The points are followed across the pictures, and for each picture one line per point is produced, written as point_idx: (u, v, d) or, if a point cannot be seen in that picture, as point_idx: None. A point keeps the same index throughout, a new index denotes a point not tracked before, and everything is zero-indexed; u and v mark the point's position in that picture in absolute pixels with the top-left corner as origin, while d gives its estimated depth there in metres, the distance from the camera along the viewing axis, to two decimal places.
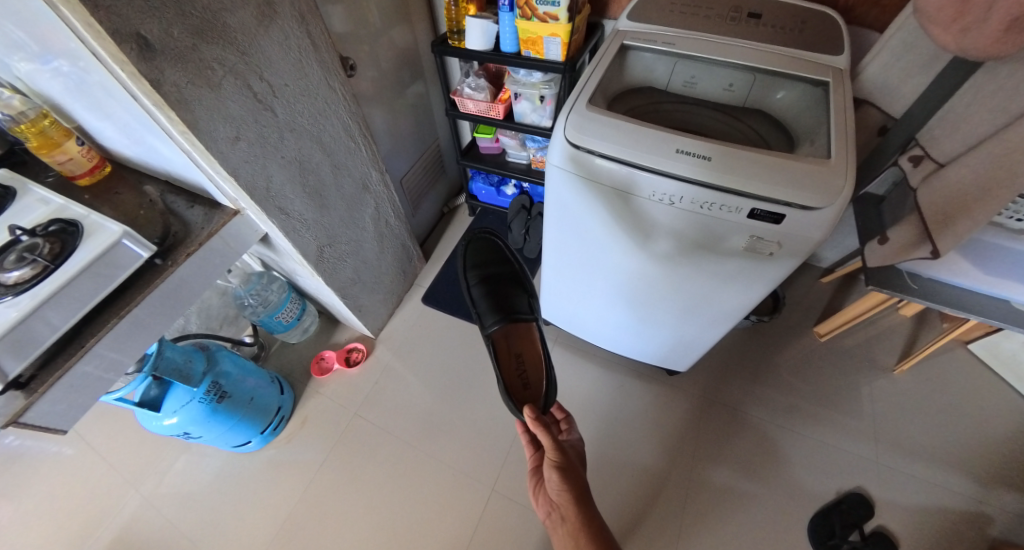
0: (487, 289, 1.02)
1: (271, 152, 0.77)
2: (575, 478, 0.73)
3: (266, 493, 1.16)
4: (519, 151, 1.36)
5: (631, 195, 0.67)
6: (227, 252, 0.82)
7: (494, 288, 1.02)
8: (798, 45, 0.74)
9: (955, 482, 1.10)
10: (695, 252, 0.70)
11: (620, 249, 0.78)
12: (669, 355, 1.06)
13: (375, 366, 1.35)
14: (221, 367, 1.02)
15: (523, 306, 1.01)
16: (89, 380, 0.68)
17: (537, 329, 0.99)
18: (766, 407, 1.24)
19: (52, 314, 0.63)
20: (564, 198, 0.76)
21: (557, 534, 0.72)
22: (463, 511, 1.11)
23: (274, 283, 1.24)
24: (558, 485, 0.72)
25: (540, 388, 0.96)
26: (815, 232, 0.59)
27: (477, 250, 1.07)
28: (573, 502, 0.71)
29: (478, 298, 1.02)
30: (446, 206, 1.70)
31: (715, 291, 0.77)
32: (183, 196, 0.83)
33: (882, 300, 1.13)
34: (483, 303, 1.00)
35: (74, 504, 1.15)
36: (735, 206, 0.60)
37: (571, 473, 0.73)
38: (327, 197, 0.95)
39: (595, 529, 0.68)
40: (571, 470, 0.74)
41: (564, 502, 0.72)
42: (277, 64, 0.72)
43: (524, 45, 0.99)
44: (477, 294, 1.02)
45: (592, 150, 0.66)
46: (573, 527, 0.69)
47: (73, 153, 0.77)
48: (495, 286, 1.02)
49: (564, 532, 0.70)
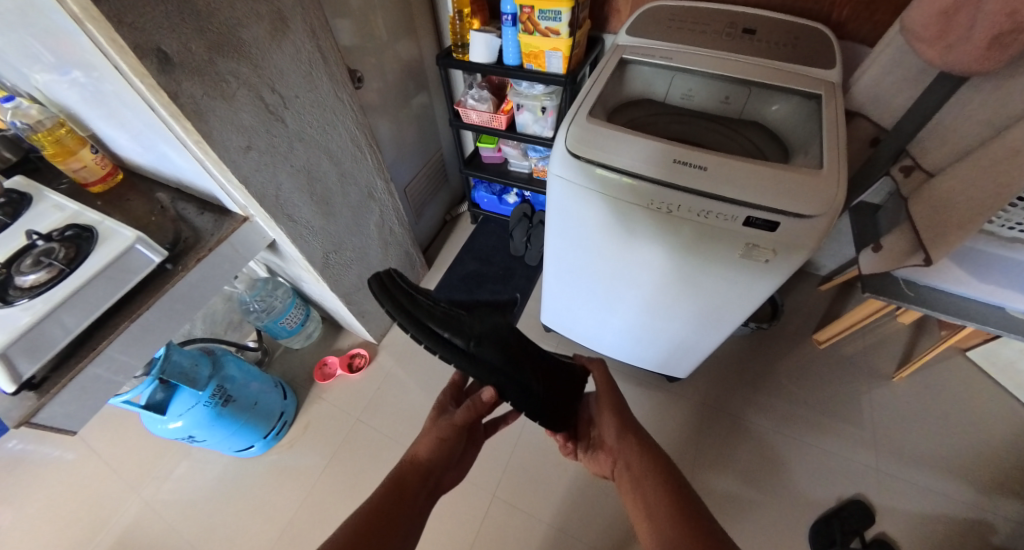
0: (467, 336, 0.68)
1: (280, 161, 0.80)
2: (631, 419, 0.73)
3: (268, 498, 1.16)
4: (520, 161, 1.38)
5: (631, 204, 0.68)
6: (235, 257, 0.84)
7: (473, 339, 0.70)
8: (792, 60, 0.77)
9: (955, 489, 1.10)
10: (695, 260, 0.72)
11: (621, 256, 0.79)
12: (667, 361, 1.08)
13: (378, 373, 1.36)
14: (227, 371, 1.04)
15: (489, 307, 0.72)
16: (99, 383, 0.69)
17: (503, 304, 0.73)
18: (767, 415, 1.24)
19: (65, 316, 0.64)
20: (565, 205, 0.77)
21: (621, 485, 0.67)
22: (465, 517, 1.11)
23: (279, 288, 1.25)
24: (615, 430, 0.72)
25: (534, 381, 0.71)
26: (808, 240, 0.61)
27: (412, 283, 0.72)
28: (633, 444, 0.68)
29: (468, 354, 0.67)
30: (449, 214, 1.73)
31: (715, 298, 0.78)
32: (192, 203, 0.85)
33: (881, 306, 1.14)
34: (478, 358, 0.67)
35: (75, 509, 1.16)
36: (731, 214, 0.62)
37: (625, 413, 0.74)
38: (334, 204, 0.97)
39: (658, 462, 0.65)
40: (625, 413, 0.74)
41: (625, 455, 0.68)
42: (288, 77, 0.75)
43: (526, 58, 1.02)
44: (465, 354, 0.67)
45: (591, 159, 0.68)
46: (635, 469, 0.65)
47: (87, 161, 0.80)
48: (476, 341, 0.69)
49: (627, 478, 0.65)
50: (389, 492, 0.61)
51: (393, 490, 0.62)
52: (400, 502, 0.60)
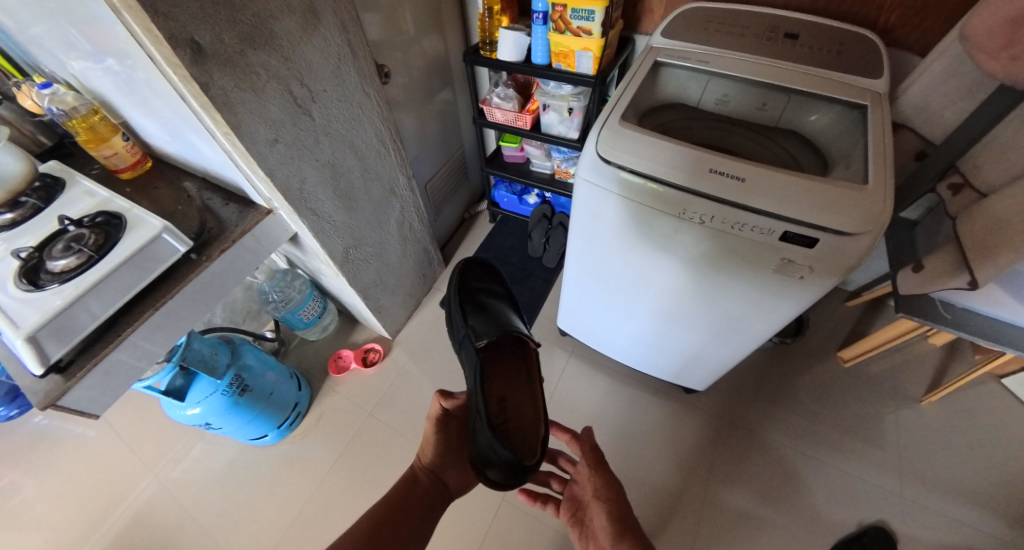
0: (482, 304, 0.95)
1: (306, 155, 0.79)
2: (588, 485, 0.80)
3: (280, 488, 1.17)
4: (543, 161, 1.36)
5: (660, 212, 0.66)
6: (258, 249, 0.84)
7: (485, 275, 1.02)
8: (836, 67, 0.73)
9: (983, 521, 1.06)
10: (724, 273, 0.69)
11: (645, 263, 0.77)
12: (685, 372, 1.05)
13: (391, 368, 1.36)
14: (245, 360, 1.05)
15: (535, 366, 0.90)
16: (122, 367, 0.69)
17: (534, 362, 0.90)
18: (785, 432, 1.21)
19: (93, 302, 0.65)
20: (591, 209, 0.75)
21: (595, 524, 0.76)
22: (473, 518, 1.11)
23: (297, 280, 1.26)
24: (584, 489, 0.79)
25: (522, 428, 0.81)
26: (848, 258, 0.58)
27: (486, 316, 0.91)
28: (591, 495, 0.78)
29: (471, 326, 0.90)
30: (467, 212, 1.71)
31: (743, 313, 0.76)
32: (218, 194, 0.85)
33: (914, 327, 1.09)
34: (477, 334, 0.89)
35: (93, 486, 1.19)
36: (768, 227, 0.60)
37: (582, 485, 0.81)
38: (356, 200, 0.96)
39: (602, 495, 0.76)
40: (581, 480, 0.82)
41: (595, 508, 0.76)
42: (317, 70, 0.74)
43: (555, 58, 1.00)
44: (470, 322, 0.90)
45: (622, 165, 0.66)
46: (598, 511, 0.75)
47: (119, 148, 0.81)
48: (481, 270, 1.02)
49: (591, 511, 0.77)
50: (401, 490, 0.75)
51: (409, 484, 0.76)
52: (408, 495, 0.75)
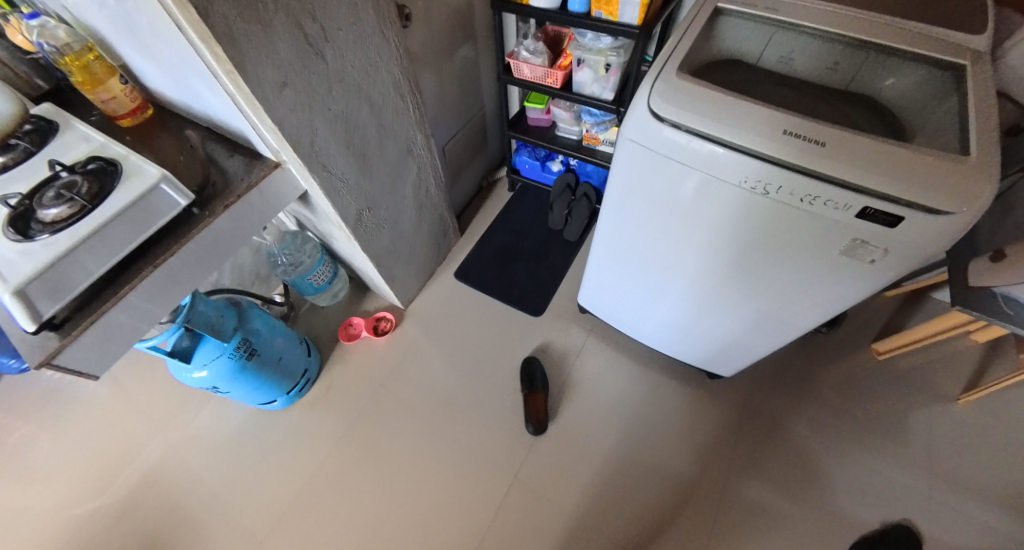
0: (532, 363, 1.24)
1: (318, 103, 0.71)
2: None
3: (290, 454, 1.16)
4: (570, 125, 1.27)
5: (718, 181, 0.57)
6: (264, 208, 0.78)
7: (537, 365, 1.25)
8: (932, 18, 0.63)
9: (1014, 529, 1.01)
10: (782, 254, 0.61)
11: (687, 238, 0.69)
12: (713, 356, 0.99)
13: (403, 340, 1.32)
14: (252, 325, 1.01)
15: (535, 373, 1.21)
16: (123, 329, 0.65)
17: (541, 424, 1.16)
18: (811, 424, 1.16)
19: (86, 257, 0.60)
20: (635, 174, 0.66)
21: None
22: (484, 495, 1.09)
23: (307, 243, 1.20)
24: None
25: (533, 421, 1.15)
26: (935, 240, 0.50)
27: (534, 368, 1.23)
28: None
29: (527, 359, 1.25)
30: (485, 180, 1.63)
31: (794, 299, 0.69)
32: (223, 145, 0.78)
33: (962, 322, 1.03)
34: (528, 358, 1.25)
35: (106, 444, 1.18)
36: (845, 202, 0.51)
37: None
38: (371, 159, 0.89)
39: None
40: None
41: None
42: (332, 6, 0.66)
43: (596, 5, 0.89)
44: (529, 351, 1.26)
45: (675, 124, 0.56)
46: None
47: (117, 92, 0.74)
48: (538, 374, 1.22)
49: None
50: None
51: None
52: None
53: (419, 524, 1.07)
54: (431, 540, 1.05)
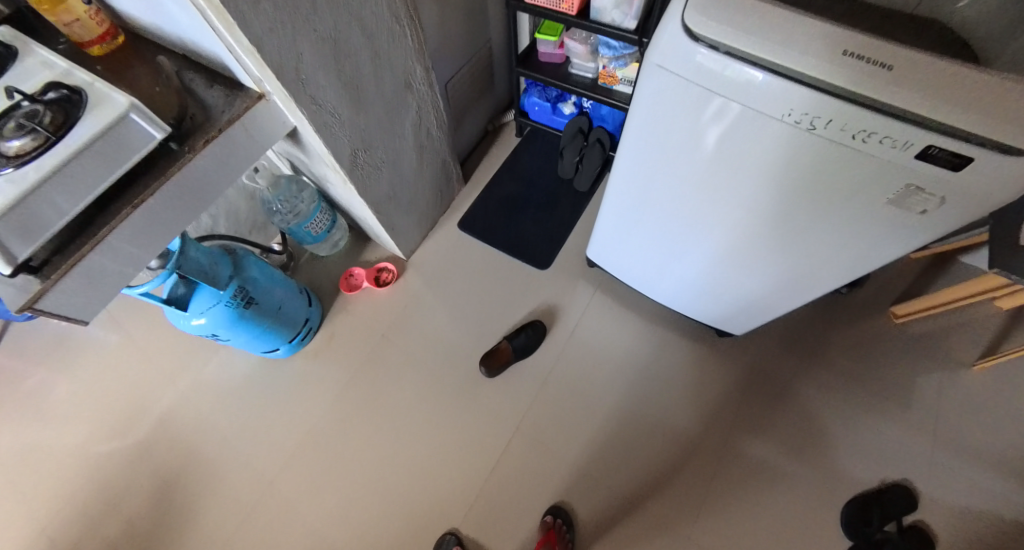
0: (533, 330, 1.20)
1: (301, 23, 0.61)
2: None
3: (295, 402, 1.17)
4: (585, 62, 1.16)
5: (756, 113, 0.49)
6: (250, 144, 0.72)
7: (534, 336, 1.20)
8: None
9: (1015, 492, 1.00)
10: (820, 200, 0.55)
11: (715, 181, 0.63)
12: (732, 309, 0.96)
13: (405, 292, 1.29)
14: (249, 273, 0.97)
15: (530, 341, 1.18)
16: (107, 273, 0.62)
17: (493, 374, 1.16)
18: (820, 385, 1.14)
19: (57, 196, 0.54)
20: (662, 105, 0.58)
21: None
22: (487, 445, 1.10)
23: (304, 191, 1.14)
24: None
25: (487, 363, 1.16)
26: (1006, 186, 0.43)
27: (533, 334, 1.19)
28: None
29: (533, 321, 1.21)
30: (491, 124, 1.53)
31: (827, 251, 0.63)
32: (201, 74, 0.71)
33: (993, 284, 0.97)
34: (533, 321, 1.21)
35: (117, 389, 1.20)
36: (905, 140, 0.43)
37: None
38: (365, 92, 0.81)
39: None
40: None
41: None
42: None
43: None
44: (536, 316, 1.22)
45: (711, 44, 0.48)
46: None
47: (81, 15, 0.64)
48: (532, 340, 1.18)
49: None
50: None
51: None
52: None
53: (423, 471, 1.09)
54: (434, 486, 1.07)
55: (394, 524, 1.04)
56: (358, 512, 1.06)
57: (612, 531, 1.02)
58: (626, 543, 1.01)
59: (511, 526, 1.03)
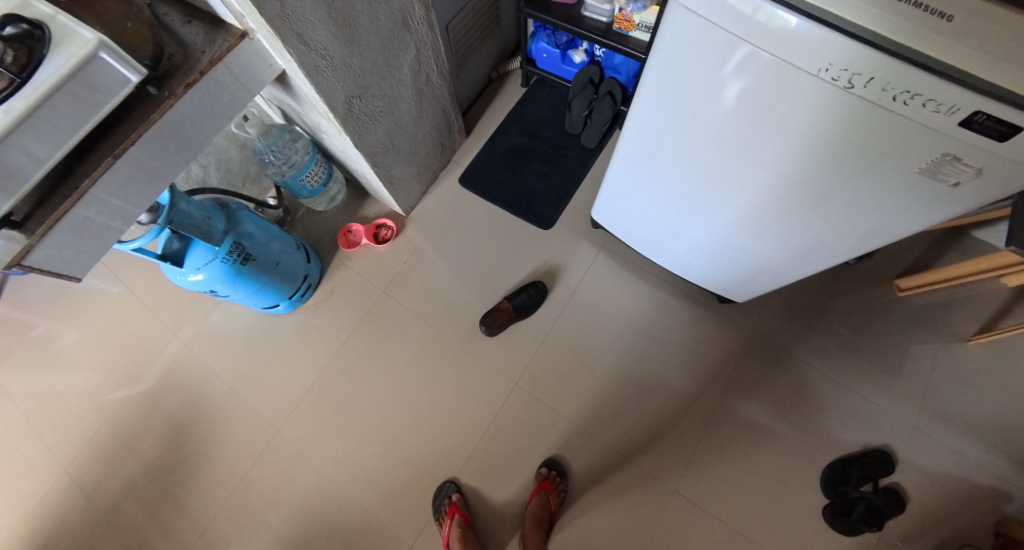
0: (536, 290, 1.18)
1: None
2: None
3: (297, 356, 1.18)
4: (599, 3, 1.06)
5: (788, 65, 0.44)
6: (235, 87, 0.67)
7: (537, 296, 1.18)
8: None
9: (990, 460, 1.03)
10: (847, 165, 0.51)
11: (734, 136, 0.59)
12: (737, 272, 0.94)
13: (404, 249, 1.26)
14: (244, 228, 0.94)
15: (531, 303, 1.17)
16: (93, 226, 0.60)
17: (491, 331, 1.15)
18: (817, 352, 1.14)
19: (30, 148, 0.49)
20: (686, 49, 0.53)
21: None
22: (486, 402, 1.13)
23: (298, 140, 1.08)
24: None
25: (487, 321, 1.15)
26: None
27: (536, 294, 1.18)
28: None
29: (537, 283, 1.20)
30: (495, 71, 1.43)
31: (846, 218, 0.61)
32: (176, 6, 0.64)
33: (1001, 260, 0.94)
34: (536, 283, 1.19)
35: (123, 340, 1.21)
36: (950, 104, 0.39)
37: None
38: (359, 31, 0.75)
39: None
40: None
41: None
42: None
43: None
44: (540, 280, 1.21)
45: None
46: None
47: None
48: (534, 301, 1.17)
49: None
50: None
51: None
52: None
53: (423, 424, 1.12)
54: (434, 437, 1.11)
55: (393, 473, 1.09)
56: (362, 459, 1.10)
57: (601, 484, 1.06)
58: (613, 495, 1.06)
59: (506, 476, 1.08)
